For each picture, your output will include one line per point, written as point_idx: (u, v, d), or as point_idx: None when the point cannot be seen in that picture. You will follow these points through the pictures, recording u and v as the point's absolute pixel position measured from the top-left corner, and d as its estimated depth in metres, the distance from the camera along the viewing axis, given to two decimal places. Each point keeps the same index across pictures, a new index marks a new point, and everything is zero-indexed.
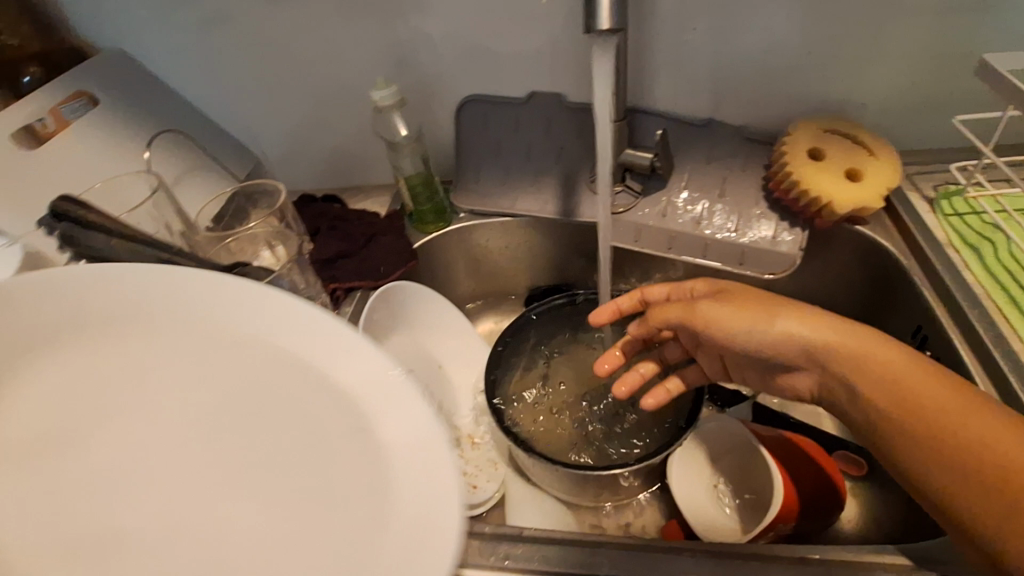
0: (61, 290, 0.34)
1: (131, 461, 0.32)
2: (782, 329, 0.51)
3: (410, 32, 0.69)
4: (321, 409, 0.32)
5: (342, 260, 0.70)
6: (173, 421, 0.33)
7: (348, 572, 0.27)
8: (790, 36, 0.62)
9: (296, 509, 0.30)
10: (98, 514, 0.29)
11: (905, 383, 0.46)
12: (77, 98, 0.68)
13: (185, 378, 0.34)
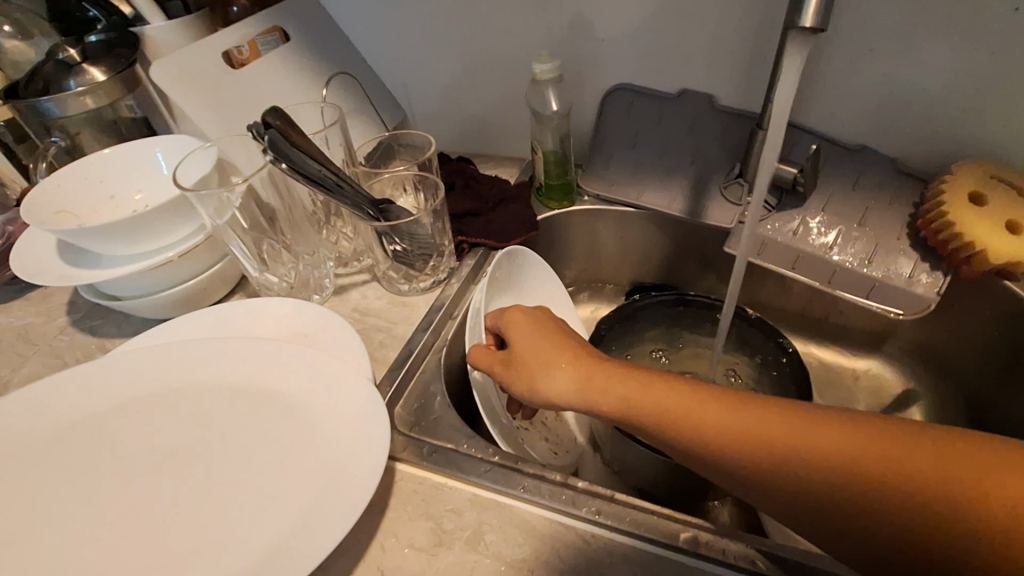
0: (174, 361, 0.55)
1: (193, 414, 0.52)
2: (587, 380, 0.46)
3: (577, 14, 0.73)
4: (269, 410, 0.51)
5: (470, 218, 0.75)
6: (205, 405, 0.52)
7: (263, 518, 0.44)
8: (975, 72, 0.59)
9: (234, 471, 0.48)
10: (172, 448, 0.49)
11: (824, 456, 0.37)
12: (271, 32, 0.75)
13: (218, 386, 0.53)
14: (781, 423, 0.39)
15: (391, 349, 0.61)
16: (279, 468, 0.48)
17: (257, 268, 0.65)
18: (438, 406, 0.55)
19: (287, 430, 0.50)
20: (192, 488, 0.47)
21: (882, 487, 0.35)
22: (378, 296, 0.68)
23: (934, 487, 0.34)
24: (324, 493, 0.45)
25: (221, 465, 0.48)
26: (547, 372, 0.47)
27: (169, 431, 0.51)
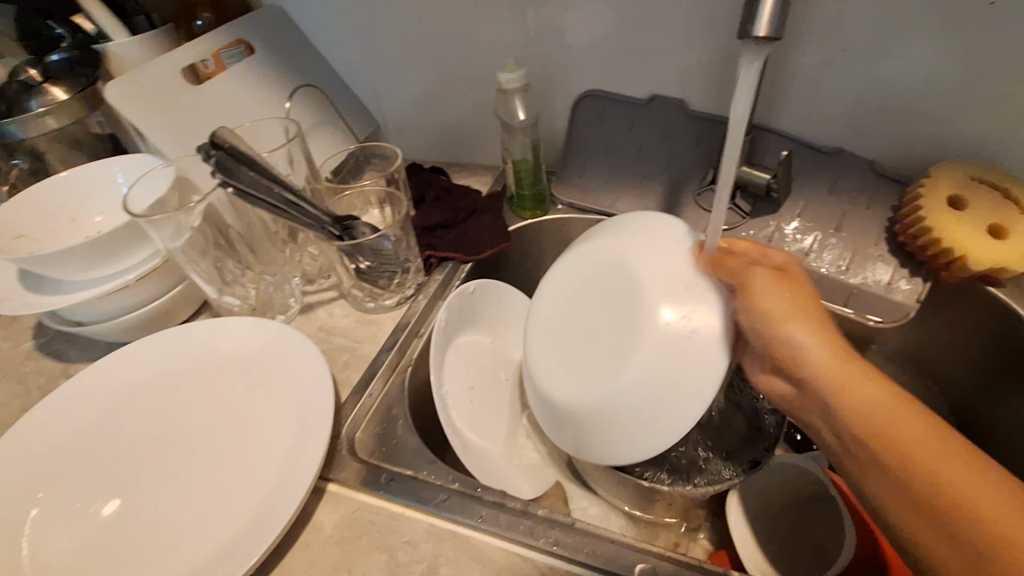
0: (169, 360, 0.60)
1: (184, 403, 0.56)
2: (801, 339, 0.44)
3: (544, 19, 0.71)
4: (245, 407, 0.55)
5: (440, 230, 0.73)
6: (190, 400, 0.57)
7: (227, 501, 0.48)
8: (952, 70, 0.57)
9: (205, 462, 0.52)
10: (158, 434, 0.54)
11: (916, 468, 0.38)
12: (236, 45, 0.74)
13: (204, 383, 0.58)
14: (931, 435, 0.39)
15: (356, 371, 0.60)
16: (226, 481, 0.50)
17: (216, 289, 0.63)
18: (401, 430, 0.54)
19: (249, 432, 0.53)
20: (158, 479, 0.51)
21: (928, 510, 0.37)
22: (344, 314, 0.66)
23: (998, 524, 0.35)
24: (279, 484, 0.48)
25: (201, 451, 0.53)
26: (782, 308, 0.45)
27: (158, 415, 0.56)
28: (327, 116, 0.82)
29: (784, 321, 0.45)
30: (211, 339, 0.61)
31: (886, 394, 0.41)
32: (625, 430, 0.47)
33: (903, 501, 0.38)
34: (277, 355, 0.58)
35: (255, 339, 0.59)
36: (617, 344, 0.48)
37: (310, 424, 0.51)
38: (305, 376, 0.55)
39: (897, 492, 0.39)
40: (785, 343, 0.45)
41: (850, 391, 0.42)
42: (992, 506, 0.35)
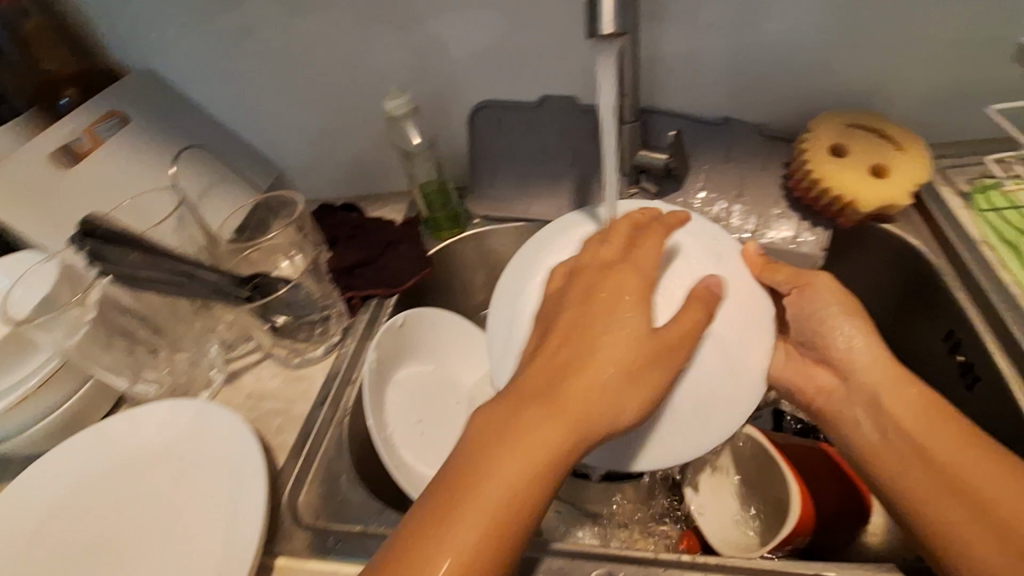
0: (82, 461, 0.56)
1: (105, 505, 0.53)
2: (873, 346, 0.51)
3: (421, 39, 0.70)
4: (175, 496, 0.53)
5: (360, 269, 0.70)
6: (112, 500, 0.53)
7: None
8: (809, 28, 0.60)
9: (136, 564, 0.49)
10: (80, 544, 0.51)
11: (935, 450, 0.44)
12: (110, 118, 0.72)
13: (125, 479, 0.54)
14: (956, 439, 0.44)
15: (290, 433, 0.58)
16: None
17: (127, 379, 0.60)
18: (344, 486, 0.53)
19: (184, 521, 0.51)
20: None
21: (961, 496, 0.42)
22: (271, 376, 0.64)
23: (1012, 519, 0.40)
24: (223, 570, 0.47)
25: (131, 552, 0.50)
26: (829, 305, 0.52)
27: (78, 523, 0.52)
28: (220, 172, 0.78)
29: (825, 321, 0.52)
30: (129, 431, 0.57)
31: (916, 395, 0.47)
32: (704, 416, 0.46)
33: (923, 473, 0.44)
34: (202, 435, 0.55)
35: (177, 424, 0.57)
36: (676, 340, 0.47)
37: (246, 502, 0.50)
38: (240, 453, 0.53)
39: (922, 468, 0.44)
40: (828, 334, 0.52)
41: (888, 386, 0.49)
42: (996, 486, 0.41)
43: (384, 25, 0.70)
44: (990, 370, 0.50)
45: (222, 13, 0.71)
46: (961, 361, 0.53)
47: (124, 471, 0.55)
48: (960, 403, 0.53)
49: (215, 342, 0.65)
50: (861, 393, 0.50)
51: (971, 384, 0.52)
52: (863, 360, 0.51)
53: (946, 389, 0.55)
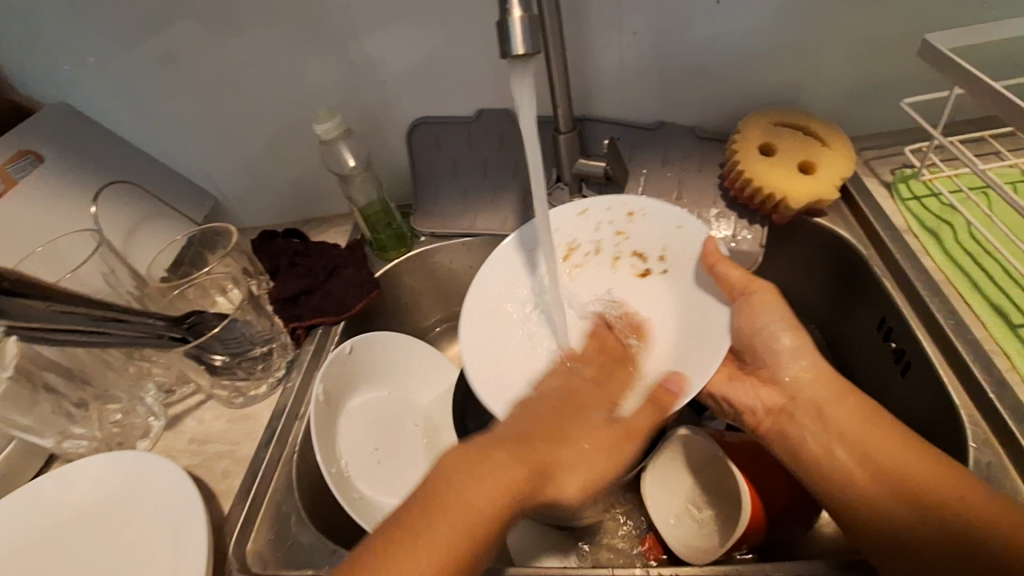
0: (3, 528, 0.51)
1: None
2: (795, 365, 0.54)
3: (351, 60, 0.69)
4: (111, 559, 0.49)
5: (304, 297, 0.68)
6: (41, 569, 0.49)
7: None
8: (731, 32, 0.61)
9: None
10: None
11: (883, 460, 0.47)
12: (22, 156, 0.66)
13: (55, 546, 0.50)
14: (899, 449, 0.47)
15: (238, 476, 0.57)
16: None
17: (54, 438, 0.56)
18: (295, 526, 0.52)
19: None
20: None
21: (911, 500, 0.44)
22: (216, 417, 0.63)
23: (946, 495, 0.43)
24: None
25: None
26: (774, 322, 0.54)
27: None
28: (148, 207, 0.75)
29: (773, 335, 0.54)
30: (59, 489, 0.53)
31: (854, 404, 0.51)
32: (693, 339, 0.56)
33: (877, 488, 0.46)
34: (140, 492, 0.52)
35: (107, 483, 0.53)
36: (603, 356, 0.60)
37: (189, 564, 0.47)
38: (181, 509, 0.50)
39: (872, 484, 0.47)
40: (773, 346, 0.55)
41: (830, 402, 0.52)
42: (935, 476, 0.44)
43: (311, 48, 0.68)
44: (918, 355, 0.52)
45: (137, 45, 0.68)
46: (894, 347, 0.55)
47: (53, 535, 0.51)
48: (894, 387, 0.56)
49: (151, 387, 0.62)
50: (805, 407, 0.53)
51: (904, 369, 0.54)
52: (807, 376, 0.54)
53: (882, 375, 0.57)
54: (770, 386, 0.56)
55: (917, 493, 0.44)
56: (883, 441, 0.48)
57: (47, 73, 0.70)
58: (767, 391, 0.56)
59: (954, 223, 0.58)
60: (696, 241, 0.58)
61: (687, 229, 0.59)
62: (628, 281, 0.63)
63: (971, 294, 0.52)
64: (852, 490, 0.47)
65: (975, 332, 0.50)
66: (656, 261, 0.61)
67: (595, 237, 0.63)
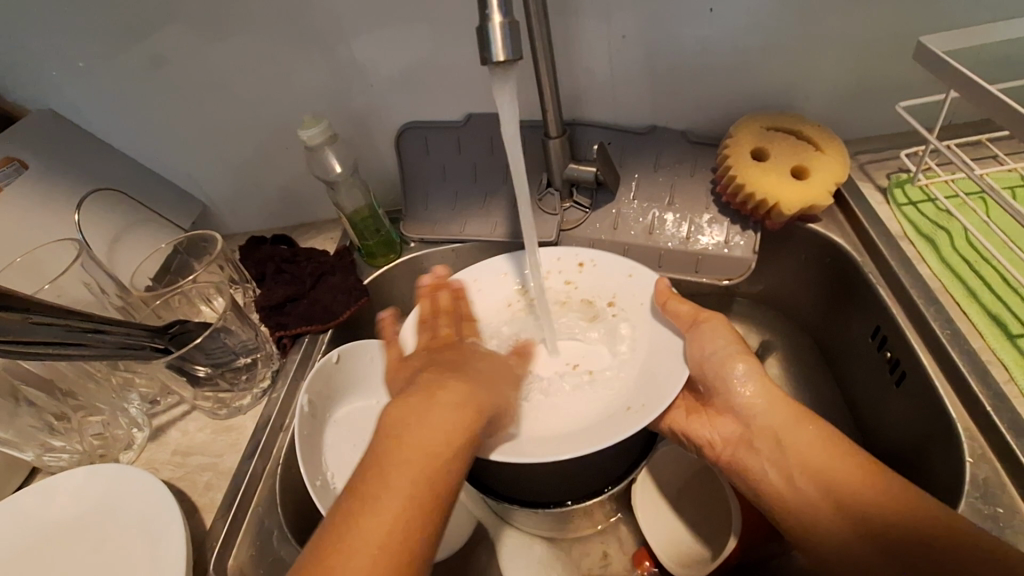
0: None
1: None
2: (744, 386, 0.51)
3: (338, 64, 0.68)
4: None
5: (290, 306, 0.67)
6: None
7: None
8: (723, 35, 0.60)
9: None
10: None
11: (838, 488, 0.45)
12: (6, 164, 0.65)
13: (33, 563, 0.49)
14: (852, 477, 0.44)
15: (221, 490, 0.56)
16: None
17: (33, 451, 0.55)
18: (278, 542, 0.51)
19: None
20: None
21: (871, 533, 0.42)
22: (200, 428, 0.62)
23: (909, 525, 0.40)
24: None
25: None
26: (724, 347, 0.52)
27: None
28: (133, 214, 0.74)
29: (725, 361, 0.51)
30: (39, 504, 0.52)
31: (815, 432, 0.47)
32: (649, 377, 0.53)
33: (833, 520, 0.44)
34: (120, 508, 0.51)
35: (87, 498, 0.52)
36: (553, 388, 0.56)
37: None
38: (158, 526, 0.49)
39: (824, 513, 0.45)
40: (729, 384, 0.51)
41: (792, 428, 0.48)
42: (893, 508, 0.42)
43: (297, 52, 0.67)
44: (913, 366, 0.51)
45: (121, 50, 0.67)
46: (889, 357, 0.54)
47: (31, 552, 0.50)
48: (889, 397, 0.55)
49: (134, 397, 0.62)
50: (761, 436, 0.49)
51: (899, 380, 0.53)
52: (761, 401, 0.50)
53: (877, 383, 0.56)
54: (725, 416, 0.52)
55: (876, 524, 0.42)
56: (837, 466, 0.45)
57: (31, 79, 0.69)
58: (724, 420, 0.52)
59: (951, 228, 0.57)
60: (647, 287, 0.59)
61: (636, 277, 0.60)
62: (574, 321, 0.62)
63: (968, 302, 0.51)
64: (807, 517, 0.46)
65: (972, 342, 0.49)
66: (605, 307, 0.61)
67: (547, 281, 0.64)
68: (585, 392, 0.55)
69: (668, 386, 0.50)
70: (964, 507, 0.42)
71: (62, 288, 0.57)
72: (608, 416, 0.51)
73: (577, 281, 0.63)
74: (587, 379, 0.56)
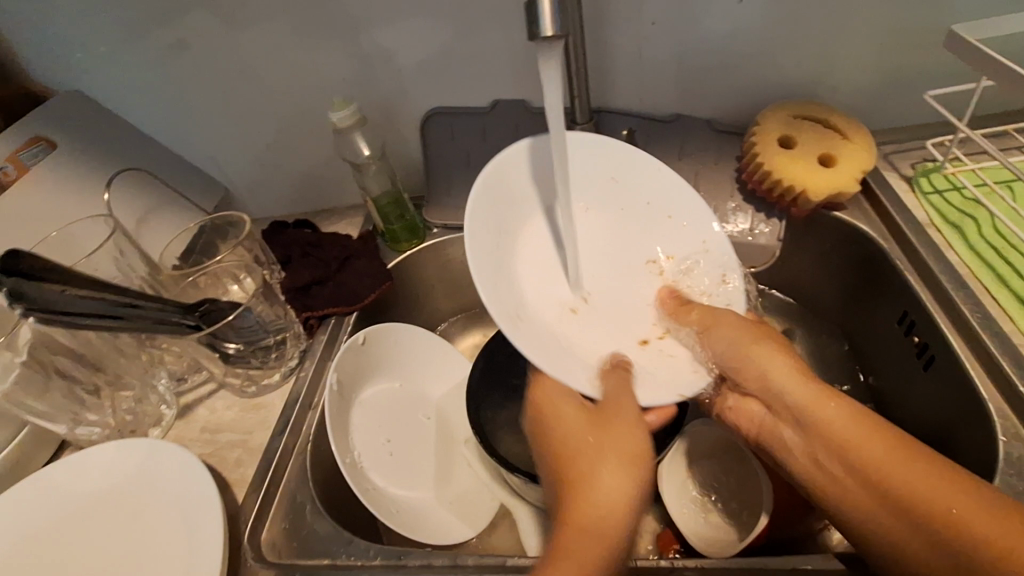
0: (11, 514, 0.50)
1: (38, 565, 0.48)
2: (758, 366, 0.49)
3: (367, 48, 0.68)
4: (122, 547, 0.49)
5: (316, 288, 0.67)
6: (49, 555, 0.49)
7: None
8: (752, 25, 0.60)
9: None
10: None
11: (868, 465, 0.42)
12: (35, 143, 0.66)
13: (64, 533, 0.50)
14: (890, 456, 0.42)
15: (251, 465, 0.57)
16: None
17: (66, 424, 0.56)
18: (310, 516, 0.52)
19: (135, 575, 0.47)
20: None
21: (908, 514, 0.40)
22: (228, 407, 0.62)
23: (953, 515, 0.38)
24: None
25: None
26: (736, 342, 0.50)
27: None
28: (160, 196, 0.74)
29: (745, 353, 0.49)
30: (70, 476, 0.53)
31: (837, 407, 0.45)
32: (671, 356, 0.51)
33: (874, 503, 0.41)
34: (155, 479, 0.52)
35: (121, 471, 0.53)
36: (547, 294, 0.52)
37: (205, 552, 0.47)
38: (194, 498, 0.50)
39: (859, 493, 0.42)
40: (744, 368, 0.49)
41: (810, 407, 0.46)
42: (947, 495, 0.39)
43: (327, 36, 0.67)
44: (942, 350, 0.51)
45: (151, 33, 0.67)
46: (917, 342, 0.55)
47: (63, 522, 0.50)
48: (916, 382, 0.55)
49: (163, 375, 0.62)
50: (790, 416, 0.47)
51: (927, 364, 0.54)
52: (783, 375, 0.48)
53: (903, 369, 0.57)
54: (756, 399, 0.50)
55: (915, 506, 0.40)
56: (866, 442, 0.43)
57: (60, 61, 0.69)
58: (749, 405, 0.50)
59: (978, 216, 0.57)
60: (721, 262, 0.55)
61: (711, 246, 0.55)
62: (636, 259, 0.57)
63: (997, 288, 0.52)
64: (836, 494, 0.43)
65: (1001, 325, 0.49)
66: (673, 297, 0.55)
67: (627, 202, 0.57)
68: (586, 332, 0.51)
69: (665, 385, 0.48)
70: (999, 483, 0.43)
71: (95, 265, 0.58)
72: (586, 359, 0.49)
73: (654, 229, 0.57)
74: (576, 317, 0.52)
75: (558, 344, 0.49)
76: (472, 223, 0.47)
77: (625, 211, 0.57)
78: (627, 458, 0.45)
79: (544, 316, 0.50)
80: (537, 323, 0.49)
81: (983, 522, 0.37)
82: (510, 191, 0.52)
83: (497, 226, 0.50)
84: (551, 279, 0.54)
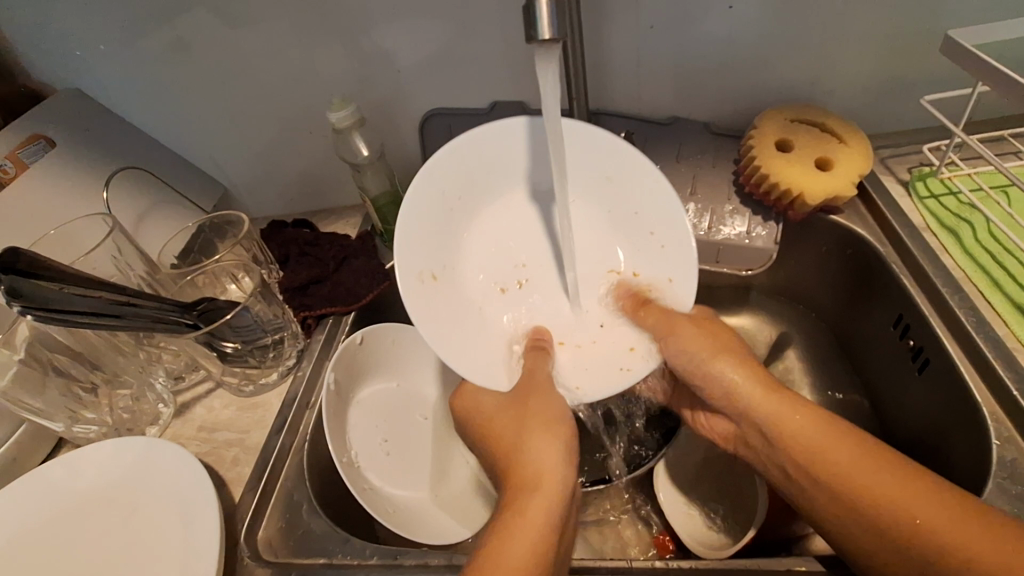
0: (7, 513, 0.50)
1: (33, 564, 0.48)
2: (725, 380, 0.50)
3: (367, 49, 0.68)
4: (118, 546, 0.49)
5: (314, 287, 0.67)
6: (44, 554, 0.49)
7: None
8: (750, 29, 0.60)
9: None
10: None
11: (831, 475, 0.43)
12: (34, 141, 0.66)
13: (60, 531, 0.50)
14: (855, 464, 0.42)
15: (248, 464, 0.57)
16: None
17: (63, 422, 0.56)
18: (306, 515, 0.52)
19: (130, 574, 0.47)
20: None
21: (879, 525, 0.40)
22: (226, 405, 0.63)
23: (916, 522, 0.38)
24: None
25: None
26: (701, 353, 0.50)
27: None
28: (159, 195, 0.75)
29: (705, 366, 0.50)
30: (66, 474, 0.53)
31: (804, 417, 0.45)
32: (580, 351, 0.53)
33: (833, 503, 0.42)
34: (151, 477, 0.52)
35: (118, 469, 0.53)
36: (488, 266, 0.55)
37: (202, 550, 0.47)
38: (190, 496, 0.50)
39: (828, 504, 0.43)
40: (713, 380, 0.50)
41: (779, 419, 0.46)
42: (910, 502, 0.39)
43: (327, 37, 0.67)
44: (936, 353, 0.52)
45: (150, 32, 0.67)
46: (911, 345, 0.55)
47: (60, 521, 0.50)
48: (911, 386, 0.55)
49: (160, 373, 0.62)
50: (756, 429, 0.48)
51: (921, 367, 0.54)
52: (751, 390, 0.49)
53: (897, 372, 0.57)
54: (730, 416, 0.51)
55: (879, 515, 0.40)
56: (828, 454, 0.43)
57: (59, 59, 0.69)
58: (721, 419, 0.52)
59: (974, 221, 0.58)
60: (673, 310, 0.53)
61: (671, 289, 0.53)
62: (599, 260, 0.55)
63: (992, 293, 0.52)
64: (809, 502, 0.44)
65: (995, 329, 0.50)
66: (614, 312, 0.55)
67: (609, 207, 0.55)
68: (508, 318, 0.55)
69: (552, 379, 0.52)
70: (992, 487, 0.43)
71: (93, 263, 0.58)
72: (493, 345, 0.53)
73: (638, 240, 0.55)
74: (503, 296, 0.55)
75: (460, 312, 0.52)
76: (423, 182, 0.49)
77: (609, 206, 0.55)
78: (544, 423, 0.47)
79: (468, 290, 0.54)
80: (456, 290, 0.53)
81: (946, 528, 0.37)
82: (479, 166, 0.52)
83: (445, 197, 0.51)
84: (493, 252, 0.56)
